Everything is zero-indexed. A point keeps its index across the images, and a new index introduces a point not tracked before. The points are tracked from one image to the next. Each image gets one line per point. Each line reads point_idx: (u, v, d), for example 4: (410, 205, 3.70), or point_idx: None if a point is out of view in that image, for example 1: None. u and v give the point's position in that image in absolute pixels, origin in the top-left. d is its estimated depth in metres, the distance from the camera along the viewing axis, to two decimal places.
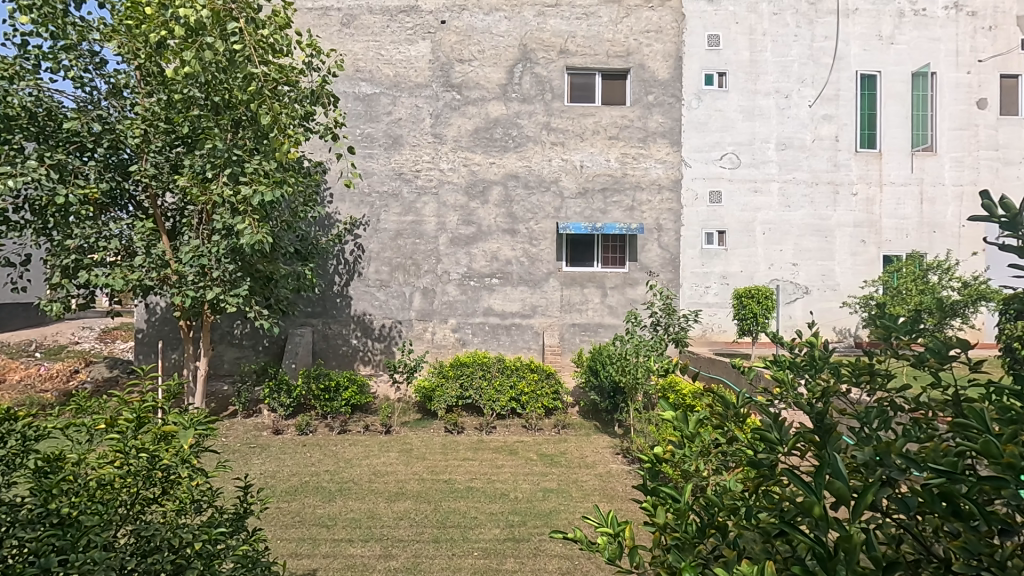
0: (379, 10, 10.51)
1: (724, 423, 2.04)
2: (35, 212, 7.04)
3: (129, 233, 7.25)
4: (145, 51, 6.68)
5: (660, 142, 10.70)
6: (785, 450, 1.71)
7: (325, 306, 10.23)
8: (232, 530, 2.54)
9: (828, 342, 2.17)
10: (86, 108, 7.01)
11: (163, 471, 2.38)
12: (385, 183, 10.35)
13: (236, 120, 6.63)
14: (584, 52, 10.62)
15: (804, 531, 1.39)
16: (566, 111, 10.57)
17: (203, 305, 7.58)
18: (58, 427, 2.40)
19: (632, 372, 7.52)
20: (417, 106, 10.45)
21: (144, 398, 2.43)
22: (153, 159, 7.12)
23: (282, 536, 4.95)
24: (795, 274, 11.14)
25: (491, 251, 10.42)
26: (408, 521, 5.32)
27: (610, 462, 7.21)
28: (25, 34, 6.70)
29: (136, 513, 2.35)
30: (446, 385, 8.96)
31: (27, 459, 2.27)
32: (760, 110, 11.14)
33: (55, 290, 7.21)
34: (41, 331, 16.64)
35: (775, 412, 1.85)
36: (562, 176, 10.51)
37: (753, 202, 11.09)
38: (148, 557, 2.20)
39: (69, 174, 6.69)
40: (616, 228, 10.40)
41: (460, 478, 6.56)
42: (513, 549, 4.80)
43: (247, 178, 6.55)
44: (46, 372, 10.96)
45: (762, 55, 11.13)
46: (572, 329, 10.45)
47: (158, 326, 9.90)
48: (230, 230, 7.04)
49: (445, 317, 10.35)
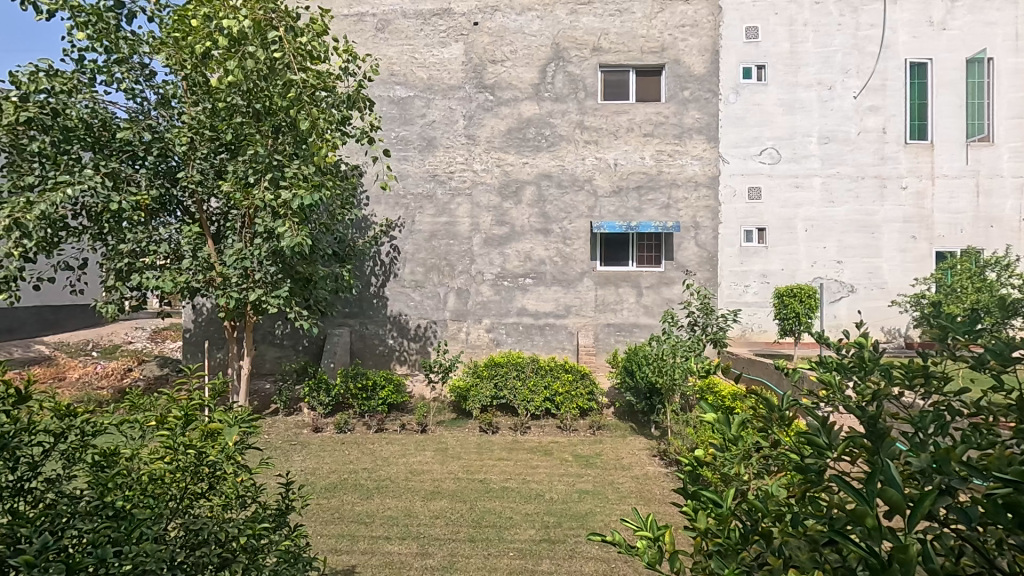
0: (413, 14, 10.64)
1: (766, 426, 2.00)
2: (91, 218, 7.34)
3: (177, 237, 7.53)
4: (191, 62, 6.97)
5: (695, 139, 10.49)
6: (834, 456, 1.65)
7: (362, 306, 10.43)
8: (275, 526, 2.57)
9: (878, 343, 2.07)
10: (137, 118, 7.30)
11: (209, 467, 2.47)
12: (419, 185, 10.49)
13: (276, 126, 6.91)
14: (617, 50, 10.47)
15: (856, 541, 1.32)
16: (599, 109, 10.46)
17: (247, 306, 7.80)
18: (112, 423, 2.49)
19: (669, 373, 7.44)
20: (450, 108, 10.54)
21: (191, 396, 2.52)
22: (199, 165, 7.33)
23: (321, 533, 5.06)
24: (840, 272, 10.71)
25: (524, 251, 10.42)
26: (444, 520, 5.36)
27: (646, 464, 7.12)
28: (82, 50, 7.01)
29: (184, 508, 2.42)
30: (480, 385, 9.01)
31: (85, 454, 2.36)
32: (801, 103, 10.76)
33: (111, 293, 7.57)
34: (98, 332, 17.46)
35: (821, 415, 1.77)
36: (596, 175, 10.41)
37: (794, 198, 10.69)
38: (195, 550, 2.24)
39: (122, 181, 7.04)
40: (650, 227, 10.14)
41: (495, 478, 6.57)
42: (548, 550, 4.77)
43: (286, 182, 6.70)
44: (102, 370, 11.58)
45: (802, 46, 10.76)
46: (607, 330, 10.31)
47: (204, 326, 10.29)
48: (270, 233, 7.18)
49: (480, 317, 10.40)
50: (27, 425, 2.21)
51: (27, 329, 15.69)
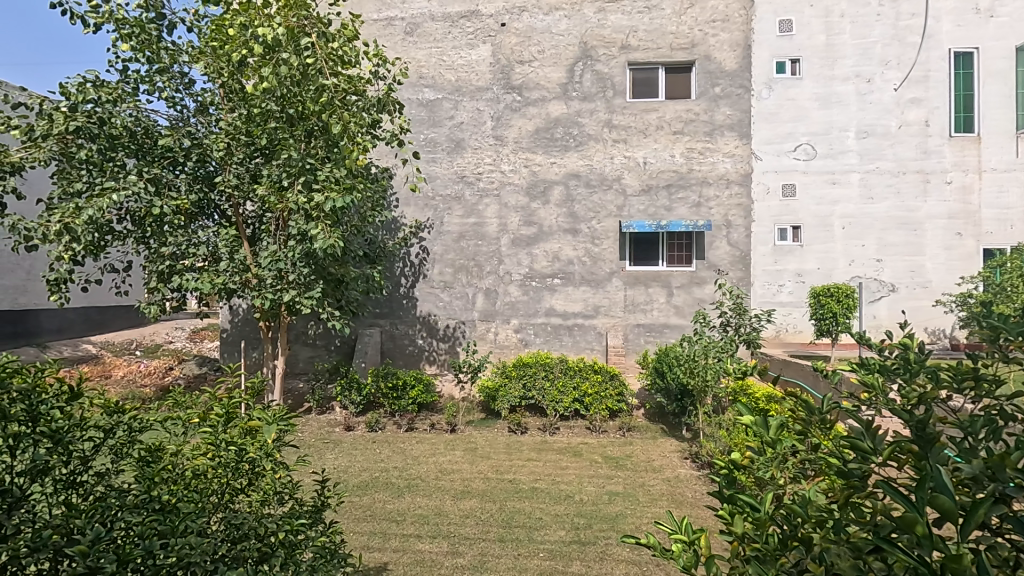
0: (441, 17, 10.73)
1: (806, 429, 1.95)
2: (134, 222, 7.62)
3: (215, 240, 7.76)
4: (228, 70, 7.18)
5: (727, 135, 10.21)
6: (879, 461, 1.59)
7: (392, 307, 10.57)
8: (312, 521, 2.64)
9: (924, 344, 1.98)
10: (178, 125, 7.57)
11: (249, 464, 2.54)
12: (448, 187, 10.57)
13: (309, 130, 7.06)
14: (646, 47, 10.34)
15: (902, 550, 1.28)
16: (628, 107, 10.36)
17: (281, 307, 7.99)
18: (157, 420, 2.60)
19: (701, 374, 7.32)
20: (478, 109, 10.59)
21: (232, 393, 2.62)
22: (235, 170, 7.51)
23: (354, 530, 5.14)
24: (880, 271, 10.37)
25: (552, 251, 10.38)
26: (474, 519, 5.39)
27: (678, 467, 7.01)
28: (126, 61, 7.29)
29: (225, 502, 2.50)
30: (509, 385, 9.01)
31: (132, 450, 2.45)
32: (837, 97, 10.49)
33: (153, 294, 7.85)
34: (141, 332, 18.13)
35: (864, 418, 1.71)
36: (624, 173, 10.31)
37: (829, 195, 10.47)
38: (237, 544, 2.29)
39: (164, 187, 7.29)
40: (681, 225, 10.06)
41: (525, 478, 6.58)
42: (579, 552, 4.74)
43: (319, 186, 6.83)
44: (145, 369, 12.03)
45: (839, 38, 10.46)
46: (637, 330, 10.20)
47: (240, 326, 10.58)
48: (304, 235, 7.34)
49: (508, 317, 10.41)
50: (78, 421, 2.31)
51: (77, 329, 16.41)
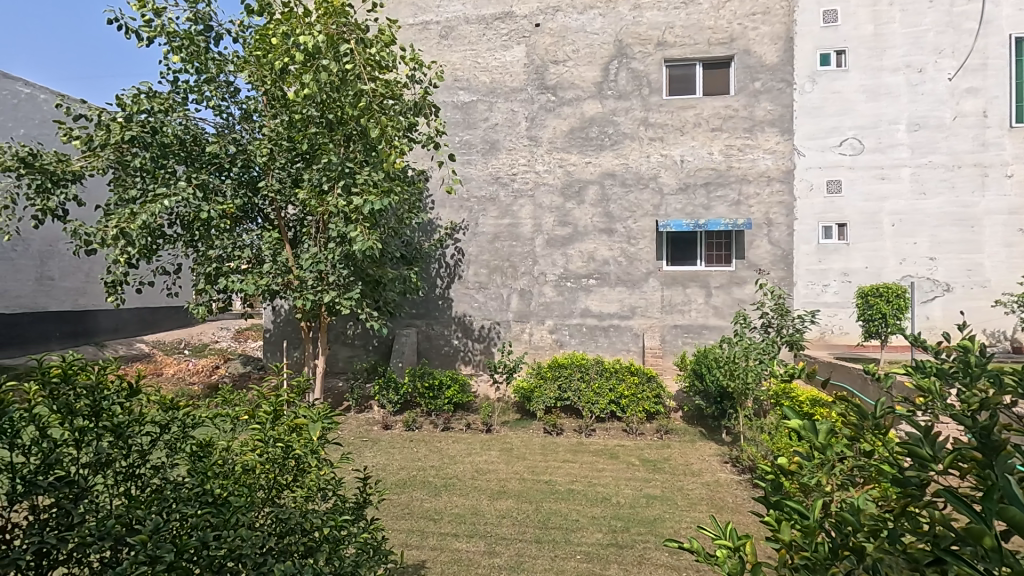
0: (476, 19, 10.80)
1: (858, 434, 1.87)
2: (184, 226, 7.93)
3: (259, 243, 8.02)
4: (271, 78, 7.40)
5: (768, 131, 9.95)
6: (939, 469, 1.51)
7: (428, 307, 10.71)
8: (354, 517, 2.68)
9: (985, 346, 1.88)
10: (224, 132, 7.86)
11: (295, 460, 2.60)
12: (483, 188, 10.64)
13: (348, 135, 7.20)
14: (683, 43, 10.16)
15: (964, 561, 1.22)
16: (664, 104, 10.20)
17: (321, 307, 8.20)
18: (207, 417, 2.70)
19: (741, 377, 7.14)
20: (513, 111, 10.61)
21: (279, 392, 2.68)
22: (278, 175, 7.72)
23: (394, 527, 5.22)
24: (933, 270, 9.91)
25: (588, 251, 10.31)
26: (510, 520, 5.40)
27: (718, 471, 6.85)
28: (176, 71, 7.60)
29: (272, 497, 2.56)
30: (544, 386, 8.99)
31: (185, 444, 2.56)
32: (886, 89, 10.04)
33: (201, 295, 8.15)
34: (190, 332, 18.86)
35: (922, 423, 1.63)
36: (661, 172, 10.15)
37: (877, 191, 10.04)
38: (283, 538, 2.37)
39: (211, 192, 7.58)
40: (719, 224, 9.84)
41: (561, 480, 6.55)
42: (617, 555, 4.69)
43: (358, 189, 6.98)
44: (194, 367, 12.51)
45: (888, 27, 10.02)
46: (674, 331, 10.03)
47: (282, 326, 10.89)
48: (343, 238, 7.52)
49: (543, 318, 10.40)
50: (137, 416, 2.42)
51: (131, 328, 17.19)
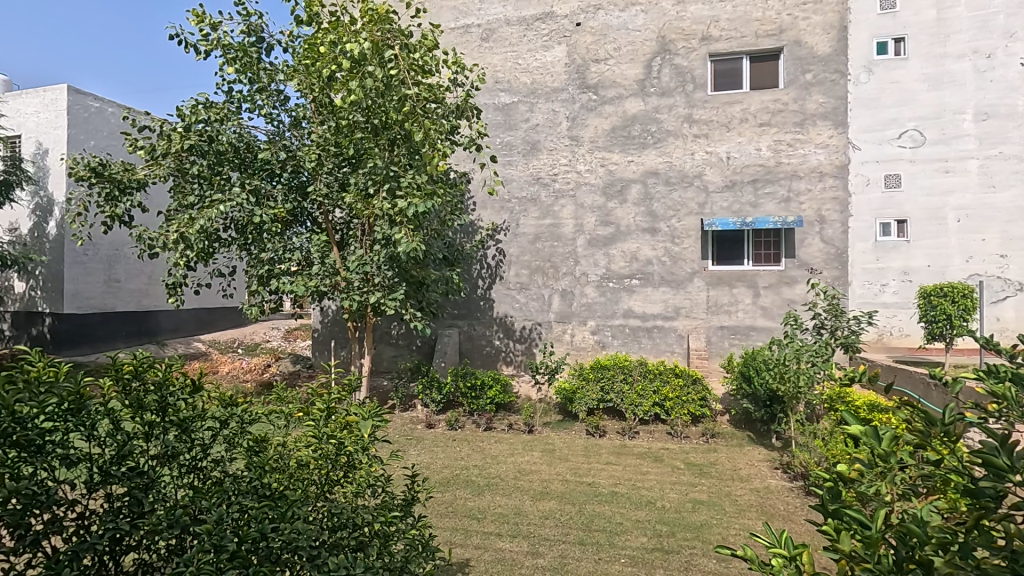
0: (516, 20, 10.84)
1: (925, 442, 1.77)
2: (238, 230, 8.27)
3: (308, 245, 8.28)
4: (318, 85, 7.63)
5: (820, 125, 9.55)
6: (1019, 481, 1.41)
7: (470, 308, 10.81)
8: (403, 514, 2.73)
9: None
10: (275, 139, 8.17)
11: (346, 457, 2.66)
12: (524, 189, 10.66)
13: (392, 139, 7.36)
14: (729, 36, 9.90)
15: None
16: (709, 100, 9.96)
17: (367, 308, 8.42)
18: (262, 413, 2.81)
19: (793, 380, 6.90)
20: (553, 111, 10.59)
21: (331, 390, 2.74)
22: (325, 179, 7.92)
23: (439, 524, 5.29)
24: (1004, 268, 9.28)
25: (630, 251, 10.18)
26: (553, 521, 5.38)
27: (767, 477, 6.63)
28: (230, 82, 7.95)
29: (324, 492, 2.64)
30: (587, 387, 8.93)
31: (242, 440, 2.67)
32: (950, 76, 9.54)
33: (253, 296, 8.48)
34: (243, 332, 19.65)
35: (998, 431, 1.53)
36: (706, 170, 9.91)
37: (941, 184, 9.53)
38: (336, 532, 2.43)
39: (263, 197, 7.88)
40: (768, 223, 9.54)
41: (604, 482, 6.49)
42: (662, 560, 4.61)
43: (402, 192, 7.12)
44: (248, 365, 13.05)
45: (951, 11, 9.59)
46: (720, 332, 9.77)
47: (330, 326, 11.21)
48: (388, 240, 7.73)
49: (585, 319, 10.33)
50: (199, 411, 2.56)
51: (189, 328, 18.05)
